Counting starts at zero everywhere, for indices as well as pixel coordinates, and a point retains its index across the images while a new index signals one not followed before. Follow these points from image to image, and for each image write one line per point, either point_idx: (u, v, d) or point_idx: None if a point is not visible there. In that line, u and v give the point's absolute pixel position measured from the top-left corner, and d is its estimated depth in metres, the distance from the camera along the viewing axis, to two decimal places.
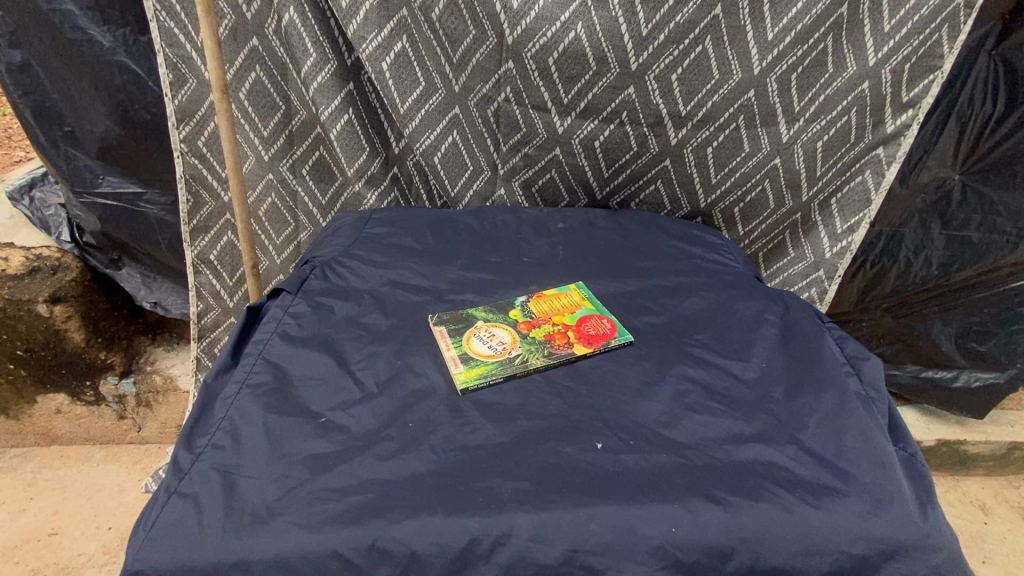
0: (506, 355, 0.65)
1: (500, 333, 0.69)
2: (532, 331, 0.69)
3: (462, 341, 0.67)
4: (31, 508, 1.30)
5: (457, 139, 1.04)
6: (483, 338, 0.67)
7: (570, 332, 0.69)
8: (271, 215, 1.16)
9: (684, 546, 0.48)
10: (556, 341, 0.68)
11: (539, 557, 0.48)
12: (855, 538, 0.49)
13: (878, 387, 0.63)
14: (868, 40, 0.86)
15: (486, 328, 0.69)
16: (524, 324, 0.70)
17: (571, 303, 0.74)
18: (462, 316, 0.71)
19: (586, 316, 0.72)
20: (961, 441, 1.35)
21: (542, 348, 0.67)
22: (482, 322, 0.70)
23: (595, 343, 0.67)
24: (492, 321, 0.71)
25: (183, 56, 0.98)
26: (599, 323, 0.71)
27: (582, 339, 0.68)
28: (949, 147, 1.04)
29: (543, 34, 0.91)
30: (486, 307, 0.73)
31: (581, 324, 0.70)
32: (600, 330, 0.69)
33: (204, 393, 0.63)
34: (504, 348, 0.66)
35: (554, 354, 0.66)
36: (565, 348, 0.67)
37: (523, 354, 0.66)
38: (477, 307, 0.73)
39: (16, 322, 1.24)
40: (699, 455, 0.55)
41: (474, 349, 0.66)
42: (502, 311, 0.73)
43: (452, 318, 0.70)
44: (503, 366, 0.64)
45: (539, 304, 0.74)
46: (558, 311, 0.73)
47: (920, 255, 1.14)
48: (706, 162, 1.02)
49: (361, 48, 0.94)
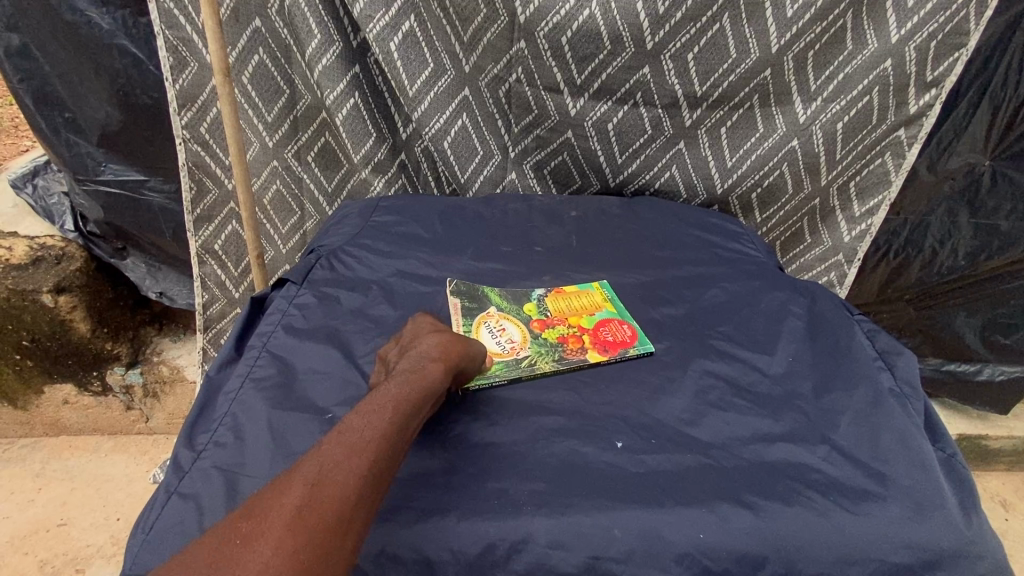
0: (513, 355, 0.62)
1: (511, 328, 0.66)
2: (545, 331, 0.66)
3: (470, 330, 0.65)
4: (40, 498, 1.30)
5: (466, 122, 1.01)
6: (492, 331, 0.65)
7: (585, 336, 0.65)
8: (276, 203, 1.13)
9: (713, 554, 0.45)
10: (569, 345, 0.64)
11: (558, 564, 0.45)
12: (896, 546, 0.46)
13: (913, 383, 0.59)
14: (891, 15, 0.82)
15: (497, 320, 0.66)
16: (538, 323, 0.67)
17: (591, 305, 0.70)
18: (478, 296, 0.69)
19: (605, 320, 0.67)
20: (983, 435, 1.31)
21: (553, 352, 0.63)
22: (495, 310, 0.68)
23: (611, 352, 0.63)
24: (505, 313, 0.68)
25: (184, 39, 0.95)
26: (619, 329, 0.66)
27: (597, 345, 0.64)
28: (979, 133, 0.98)
29: (556, 12, 0.87)
30: (503, 294, 0.71)
31: (598, 329, 0.66)
32: (619, 338, 0.65)
33: (207, 387, 0.61)
34: (511, 348, 0.63)
35: (565, 360, 0.62)
36: (577, 354, 0.63)
37: (532, 357, 0.62)
38: (494, 291, 0.71)
39: (20, 312, 1.22)
40: (725, 456, 0.52)
41: (481, 342, 0.63)
42: (516, 304, 0.69)
43: (467, 295, 0.69)
44: (509, 366, 0.61)
45: (556, 301, 0.71)
46: (576, 312, 0.69)
47: (946, 244, 1.09)
48: (721, 145, 0.98)
49: (367, 28, 0.91)
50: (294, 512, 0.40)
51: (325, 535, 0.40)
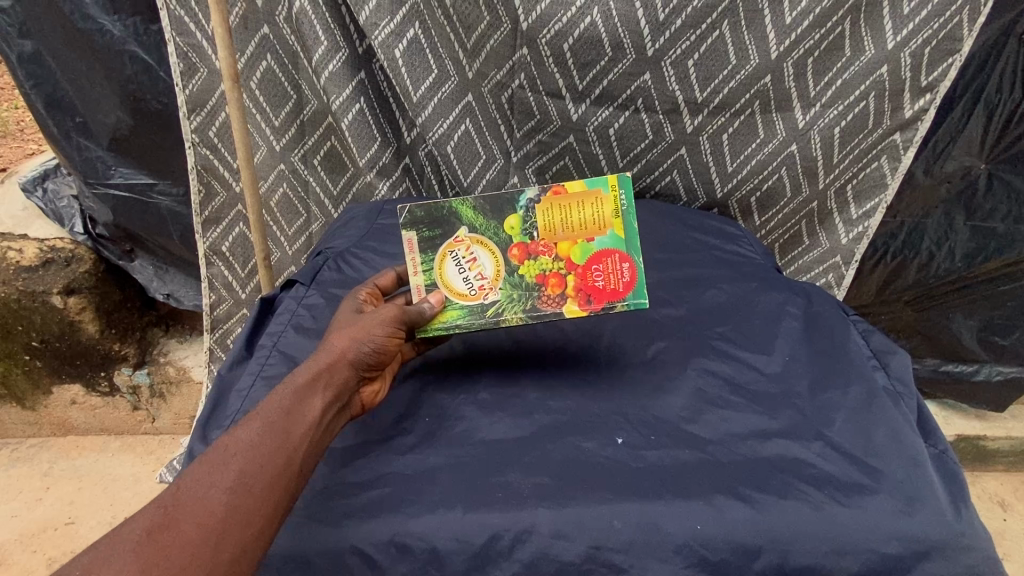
0: (480, 300, 0.61)
1: (483, 258, 0.61)
2: (525, 265, 0.61)
3: (433, 266, 0.61)
4: (48, 497, 1.32)
5: (470, 127, 1.03)
6: (458, 262, 0.61)
7: (570, 277, 0.61)
8: (282, 206, 1.15)
9: (710, 544, 0.47)
10: (547, 289, 0.61)
11: (560, 554, 0.47)
12: (887, 537, 0.47)
13: (906, 381, 0.61)
14: (887, 22, 0.84)
15: (469, 248, 0.61)
16: (520, 249, 0.61)
17: (593, 224, 0.61)
18: (441, 217, 0.61)
19: (603, 254, 0.61)
20: (982, 436, 1.32)
21: (528, 298, 0.61)
22: (465, 231, 0.62)
23: (597, 306, 0.61)
24: (480, 236, 0.61)
25: (194, 45, 0.97)
26: (618, 268, 0.61)
27: (580, 293, 0.61)
28: (975, 136, 1.00)
29: (558, 20, 0.89)
30: (483, 206, 0.62)
31: (589, 268, 0.61)
32: (613, 285, 0.61)
33: (219, 385, 0.64)
34: (479, 288, 0.61)
35: (538, 311, 0.61)
36: (554, 302, 0.61)
37: (501, 304, 0.61)
38: (463, 202, 0.62)
39: (30, 313, 1.24)
40: (722, 451, 0.53)
41: (445, 280, 0.61)
42: (499, 218, 0.61)
43: (426, 218, 0.61)
44: (474, 313, 0.61)
45: (548, 211, 0.61)
46: (571, 233, 0.61)
47: (943, 246, 1.10)
48: (721, 150, 0.99)
49: (373, 35, 0.93)
50: (147, 531, 0.40)
51: (181, 556, 0.40)
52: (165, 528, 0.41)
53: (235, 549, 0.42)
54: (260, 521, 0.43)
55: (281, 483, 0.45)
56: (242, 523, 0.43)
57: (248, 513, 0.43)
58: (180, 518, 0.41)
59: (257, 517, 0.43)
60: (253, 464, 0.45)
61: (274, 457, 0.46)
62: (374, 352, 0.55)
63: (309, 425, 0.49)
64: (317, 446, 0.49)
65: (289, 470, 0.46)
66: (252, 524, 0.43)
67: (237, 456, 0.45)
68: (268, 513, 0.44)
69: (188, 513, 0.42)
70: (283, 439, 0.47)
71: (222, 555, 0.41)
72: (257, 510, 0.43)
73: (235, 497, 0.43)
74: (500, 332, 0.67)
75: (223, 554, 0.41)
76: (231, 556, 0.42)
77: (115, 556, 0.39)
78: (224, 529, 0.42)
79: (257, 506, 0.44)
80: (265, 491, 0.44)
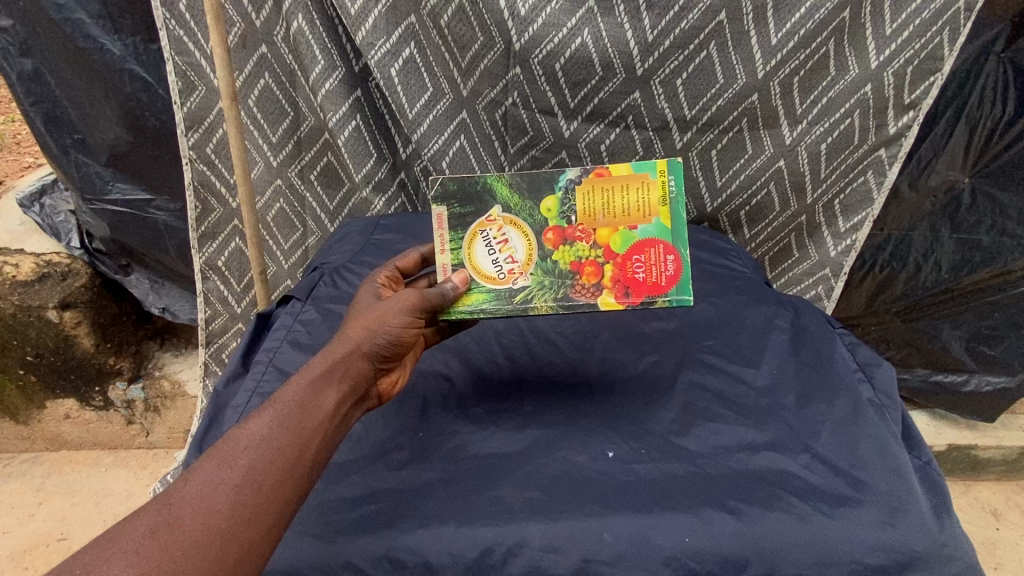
0: (509, 284, 0.62)
1: (514, 241, 0.63)
2: (561, 250, 0.62)
3: (463, 246, 0.63)
4: (40, 512, 1.32)
5: (464, 143, 1.04)
6: (490, 243, 0.63)
7: (608, 266, 0.62)
8: (278, 220, 1.16)
9: (699, 556, 0.48)
10: (582, 277, 0.62)
11: (552, 567, 0.48)
12: (871, 547, 0.49)
13: (892, 394, 0.61)
14: (870, 43, 0.86)
15: (501, 229, 0.63)
16: (556, 233, 0.62)
17: (638, 211, 0.62)
18: (474, 194, 0.63)
19: (645, 244, 0.62)
20: (973, 445, 1.32)
21: (560, 286, 0.62)
22: (498, 210, 0.63)
23: (634, 298, 0.61)
24: (514, 217, 0.63)
25: (193, 64, 0.99)
26: (661, 260, 0.62)
27: (617, 285, 0.62)
28: (957, 152, 1.02)
29: (549, 41, 0.91)
30: (518, 186, 0.63)
31: (629, 258, 0.62)
32: (654, 278, 0.61)
33: (214, 400, 0.64)
34: (509, 272, 0.63)
35: (569, 300, 0.62)
36: (587, 292, 0.62)
37: (530, 290, 0.62)
38: (499, 180, 0.63)
39: (26, 328, 1.25)
40: (711, 464, 0.54)
41: (474, 261, 0.63)
42: (536, 199, 0.63)
43: (458, 194, 0.63)
44: (501, 298, 0.62)
45: (589, 195, 0.62)
46: (612, 220, 0.62)
47: (930, 258, 1.11)
48: (711, 165, 1.01)
49: (369, 54, 0.95)
50: (150, 529, 0.41)
51: (184, 555, 0.41)
52: (168, 526, 0.41)
53: (243, 548, 0.42)
54: (268, 520, 0.44)
55: (290, 481, 0.46)
56: (249, 522, 0.43)
57: (256, 510, 0.44)
58: (187, 515, 0.42)
59: (264, 516, 0.44)
60: (261, 459, 0.45)
61: (283, 452, 0.46)
62: (389, 344, 0.56)
63: (320, 419, 0.50)
64: (329, 441, 0.50)
65: (299, 466, 0.47)
66: (259, 522, 0.44)
67: (246, 451, 0.46)
68: (277, 510, 0.45)
69: (193, 511, 0.42)
70: (295, 436, 0.48)
71: (228, 555, 0.42)
72: (265, 509, 0.44)
73: (243, 495, 0.44)
74: (494, 348, 0.69)
75: (229, 553, 0.42)
76: (239, 554, 0.42)
77: (119, 554, 0.40)
78: (231, 527, 0.42)
79: (265, 503, 0.44)
80: (274, 488, 0.45)
